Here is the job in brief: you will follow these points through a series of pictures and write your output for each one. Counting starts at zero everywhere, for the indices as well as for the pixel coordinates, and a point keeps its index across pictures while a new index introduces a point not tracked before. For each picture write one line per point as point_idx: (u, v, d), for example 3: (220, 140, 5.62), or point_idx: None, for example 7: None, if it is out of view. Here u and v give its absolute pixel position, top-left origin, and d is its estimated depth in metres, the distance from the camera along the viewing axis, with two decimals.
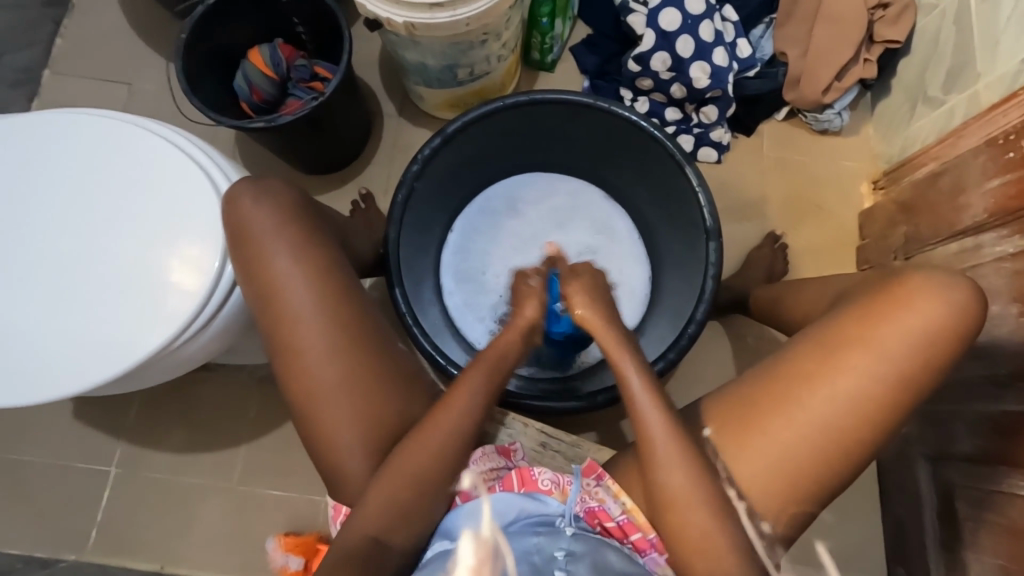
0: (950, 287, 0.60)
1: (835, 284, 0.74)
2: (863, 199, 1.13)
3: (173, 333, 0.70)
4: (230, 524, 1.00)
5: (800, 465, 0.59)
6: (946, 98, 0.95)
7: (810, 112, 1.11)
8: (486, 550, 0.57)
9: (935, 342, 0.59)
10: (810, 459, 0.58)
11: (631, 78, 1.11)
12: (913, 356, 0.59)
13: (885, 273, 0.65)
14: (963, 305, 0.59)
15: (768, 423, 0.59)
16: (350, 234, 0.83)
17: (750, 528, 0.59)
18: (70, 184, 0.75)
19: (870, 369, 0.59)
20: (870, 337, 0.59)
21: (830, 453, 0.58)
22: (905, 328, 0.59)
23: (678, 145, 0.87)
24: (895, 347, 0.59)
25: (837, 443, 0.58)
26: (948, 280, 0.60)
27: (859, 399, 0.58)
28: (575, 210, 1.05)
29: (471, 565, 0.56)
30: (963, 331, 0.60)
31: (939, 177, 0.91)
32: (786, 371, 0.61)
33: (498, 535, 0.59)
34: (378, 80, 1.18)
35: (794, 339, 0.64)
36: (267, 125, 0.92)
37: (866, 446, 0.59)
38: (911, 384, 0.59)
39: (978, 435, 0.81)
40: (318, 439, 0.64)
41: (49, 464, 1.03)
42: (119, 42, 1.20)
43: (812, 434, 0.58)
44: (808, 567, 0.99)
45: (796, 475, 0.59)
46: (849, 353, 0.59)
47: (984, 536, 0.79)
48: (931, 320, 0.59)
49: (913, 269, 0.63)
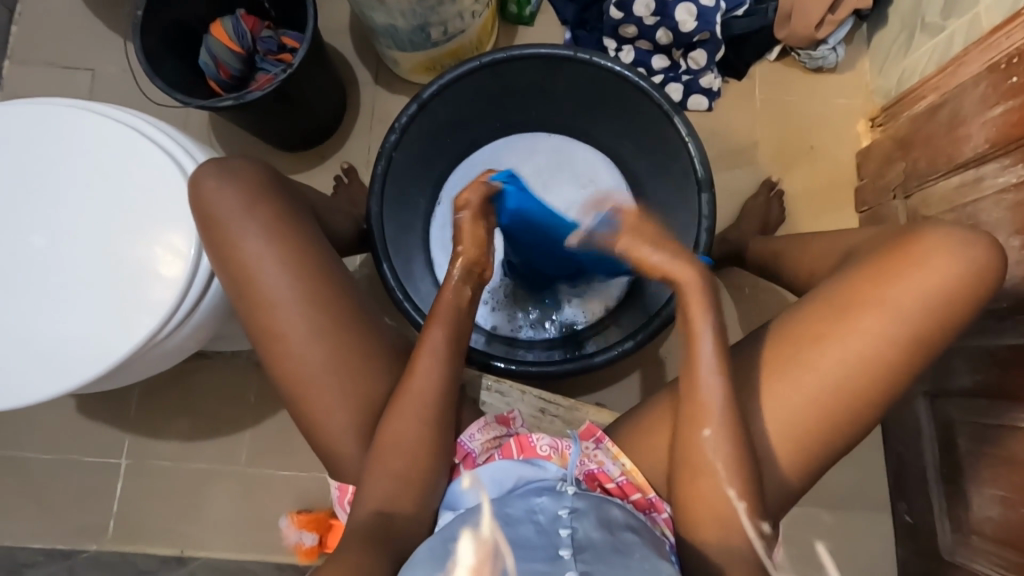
0: (970, 245, 0.58)
1: (846, 240, 0.71)
2: (860, 138, 1.09)
3: (156, 324, 0.69)
4: (241, 507, 1.02)
5: (809, 428, 0.58)
6: (945, 24, 0.90)
7: (803, 49, 1.06)
8: (486, 550, 0.52)
9: (951, 301, 0.57)
10: (818, 420, 0.58)
11: (614, 26, 1.06)
12: (928, 316, 0.57)
13: (898, 229, 0.64)
14: (980, 263, 0.58)
15: (774, 386, 0.59)
16: (329, 212, 0.80)
17: (750, 527, 0.57)
18: (35, 178, 0.73)
19: (884, 329, 0.57)
20: (883, 296, 0.58)
21: (839, 415, 0.58)
22: (918, 286, 0.57)
23: (665, 95, 0.83)
24: (909, 307, 0.57)
25: (843, 405, 0.58)
26: (967, 237, 0.58)
27: (869, 359, 0.57)
28: (560, 167, 0.99)
29: (471, 565, 0.51)
30: (980, 289, 0.58)
31: (937, 109, 0.88)
32: (792, 332, 0.60)
33: (498, 531, 0.54)
34: (350, 47, 1.13)
35: (804, 299, 0.62)
36: (236, 103, 0.88)
37: (875, 406, 0.58)
38: (924, 344, 0.58)
39: (978, 371, 0.80)
40: (312, 422, 0.63)
41: (59, 460, 1.05)
42: (76, 25, 1.14)
43: (820, 395, 0.58)
44: (809, 566, 0.98)
45: (805, 436, 0.58)
46: (862, 313, 0.58)
47: (985, 469, 0.80)
48: (947, 278, 0.57)
49: (924, 223, 0.61)
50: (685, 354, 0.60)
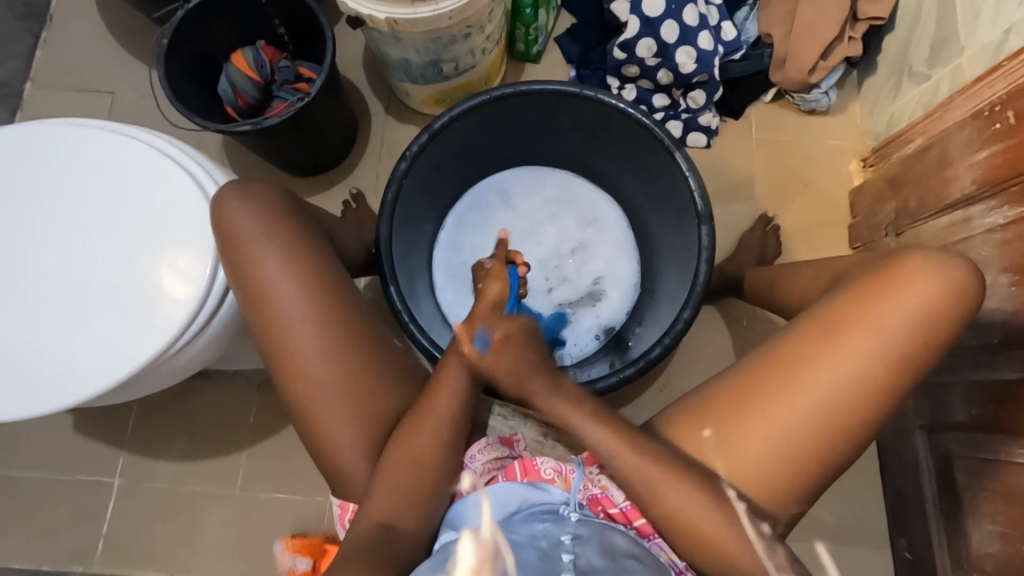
0: (948, 266, 0.60)
1: (833, 266, 0.74)
2: (852, 177, 1.13)
3: (167, 339, 0.70)
4: (235, 530, 1.01)
5: (805, 446, 0.59)
6: (931, 73, 0.95)
7: (797, 92, 1.11)
8: (486, 550, 0.56)
9: (934, 321, 0.59)
10: (813, 439, 0.59)
11: (617, 66, 1.11)
12: (912, 334, 0.59)
13: (881, 254, 0.66)
14: (959, 284, 0.60)
15: (769, 405, 0.60)
16: (339, 234, 0.82)
17: (750, 526, 0.59)
18: (57, 195, 0.75)
19: (871, 348, 0.59)
20: (870, 317, 0.60)
21: (833, 433, 0.59)
22: (903, 308, 0.59)
23: (667, 132, 0.86)
24: (893, 326, 0.59)
25: (836, 424, 0.59)
26: (946, 259, 0.61)
27: (858, 378, 0.59)
28: (567, 202, 1.05)
29: (471, 565, 0.55)
30: (961, 308, 0.60)
31: (926, 151, 0.92)
32: (785, 352, 0.61)
33: (499, 535, 0.58)
34: (363, 78, 1.18)
35: (794, 321, 0.64)
36: (253, 128, 0.91)
37: (867, 424, 0.59)
38: (911, 362, 0.59)
39: (973, 405, 0.82)
40: (318, 440, 0.64)
41: (52, 478, 1.03)
42: (100, 52, 1.19)
43: (813, 413, 0.59)
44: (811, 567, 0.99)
45: (802, 455, 0.59)
46: (849, 332, 0.60)
47: (983, 503, 0.80)
48: (929, 298, 0.59)
49: (908, 248, 0.64)
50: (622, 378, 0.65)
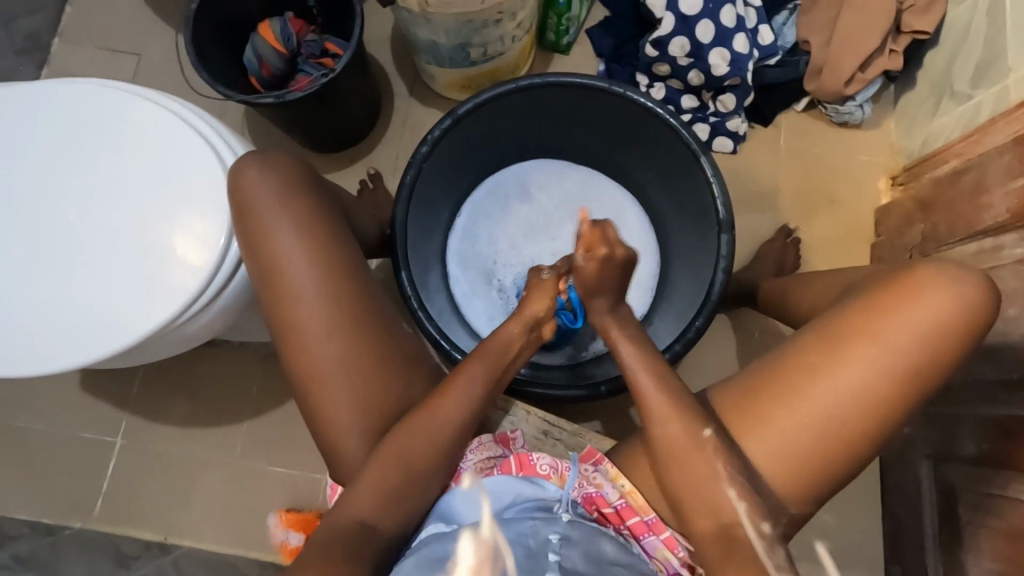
0: (962, 281, 0.58)
1: (846, 275, 0.73)
2: (880, 194, 1.10)
3: (178, 306, 0.70)
4: (231, 498, 1.02)
5: (803, 458, 0.58)
6: (973, 93, 0.92)
7: (830, 103, 1.08)
8: (486, 550, 0.55)
9: (945, 336, 0.58)
10: (813, 451, 0.58)
11: (648, 63, 1.09)
12: (920, 350, 0.57)
13: (895, 266, 0.64)
14: (973, 299, 0.58)
15: (769, 415, 0.59)
16: (355, 214, 0.82)
17: (757, 535, 0.57)
18: (77, 154, 0.75)
19: (877, 362, 0.57)
20: (879, 330, 0.58)
21: (832, 447, 0.58)
22: (913, 322, 0.58)
23: (694, 135, 0.84)
24: (902, 340, 0.57)
25: (838, 438, 0.58)
26: (961, 274, 0.59)
27: (862, 391, 0.57)
28: (586, 198, 1.03)
29: (471, 565, 0.54)
30: (973, 326, 0.58)
31: (960, 175, 0.89)
32: (790, 361, 0.60)
33: (498, 534, 0.56)
34: (390, 57, 1.16)
35: (800, 330, 0.63)
36: (276, 101, 0.90)
37: (869, 440, 0.58)
38: (918, 378, 0.58)
39: (984, 438, 0.80)
40: (319, 420, 0.63)
41: (56, 432, 1.05)
42: (129, 11, 1.18)
43: (813, 425, 0.58)
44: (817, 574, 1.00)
45: (798, 467, 0.58)
46: (856, 345, 0.58)
47: (984, 538, 0.79)
48: (940, 312, 0.57)
49: (919, 262, 0.61)
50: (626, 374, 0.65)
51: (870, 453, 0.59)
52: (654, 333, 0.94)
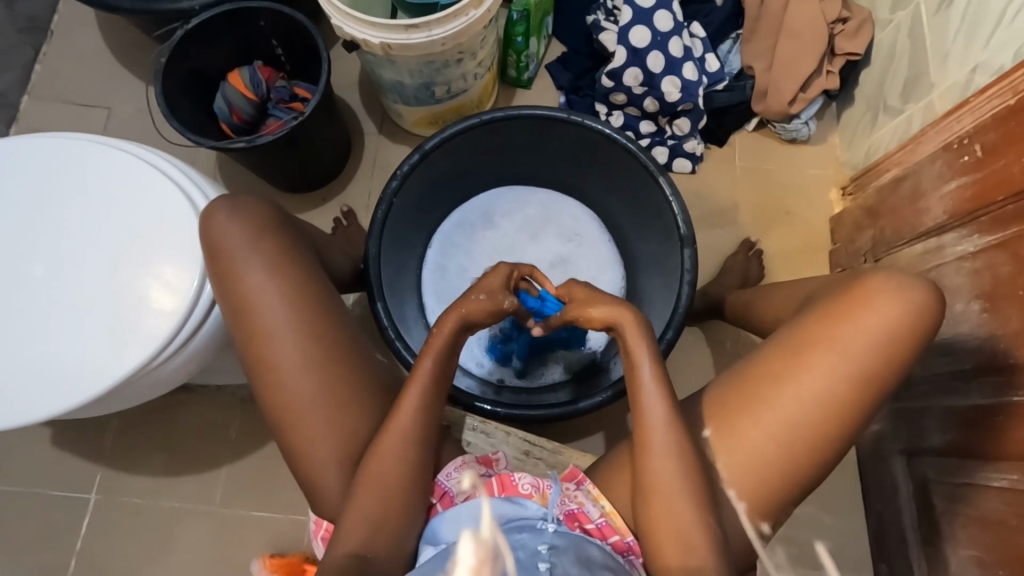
0: (907, 286, 0.62)
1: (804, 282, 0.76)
2: (833, 205, 1.16)
3: (152, 350, 0.70)
4: (211, 547, 0.99)
5: (774, 466, 0.60)
6: (905, 106, 0.99)
7: (778, 122, 1.15)
8: (486, 550, 0.55)
9: (897, 340, 0.61)
10: (782, 458, 0.60)
11: (605, 93, 1.14)
12: (876, 354, 0.60)
13: (847, 274, 0.68)
14: (921, 303, 0.61)
15: (738, 424, 0.61)
16: (329, 249, 0.84)
17: (750, 527, 0.61)
18: (47, 206, 0.75)
19: (835, 368, 0.60)
20: (835, 337, 0.61)
21: (800, 452, 0.60)
22: (866, 327, 0.61)
23: (651, 158, 0.89)
24: (858, 346, 0.60)
25: (803, 442, 0.60)
26: (907, 279, 0.62)
27: (824, 397, 0.60)
28: (548, 220, 1.07)
29: (471, 565, 0.54)
30: (922, 328, 0.62)
31: (901, 181, 0.95)
32: (755, 370, 0.63)
33: (499, 534, 0.56)
34: (358, 99, 1.20)
35: (764, 341, 0.66)
36: (246, 145, 0.93)
37: (835, 443, 0.61)
38: (875, 381, 0.61)
39: (949, 430, 0.83)
40: (298, 455, 0.64)
41: (25, 492, 1.01)
42: (99, 67, 1.21)
43: (779, 432, 0.60)
44: (808, 566, 1.00)
45: (767, 474, 0.60)
46: (815, 352, 0.61)
47: (960, 529, 0.81)
48: (891, 318, 0.61)
49: (874, 268, 0.65)
50: (630, 385, 0.64)
51: (840, 453, 0.62)
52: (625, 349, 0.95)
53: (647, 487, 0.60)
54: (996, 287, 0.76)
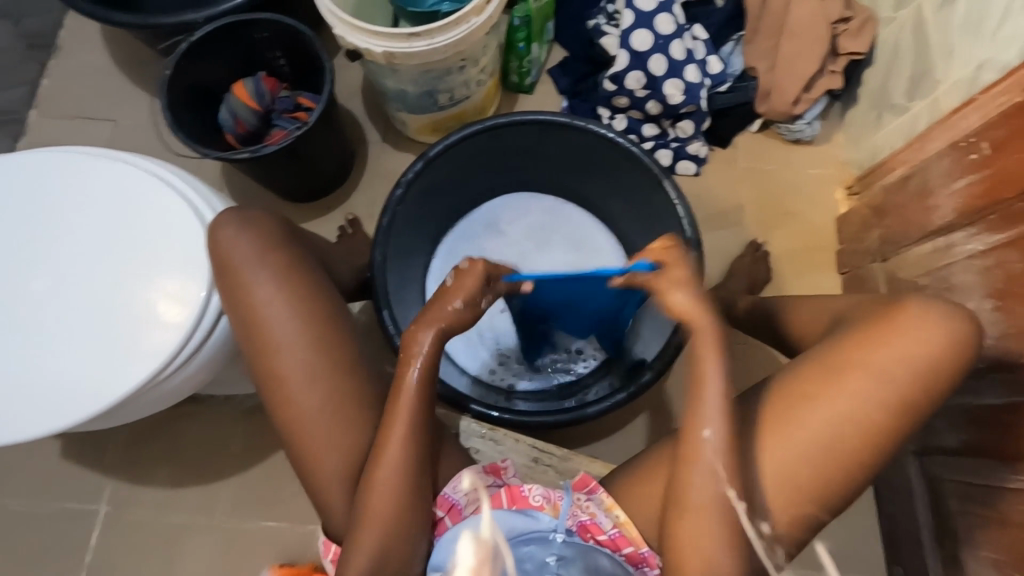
0: (949, 316, 0.61)
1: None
2: (839, 205, 1.15)
3: (160, 363, 0.70)
4: (221, 559, 0.99)
5: (798, 485, 0.60)
6: (910, 105, 0.98)
7: (781, 123, 1.15)
8: (486, 551, 0.57)
9: (935, 370, 0.60)
10: (807, 477, 0.60)
11: (607, 97, 1.15)
12: (913, 383, 0.60)
13: (884, 297, 0.67)
14: (961, 332, 0.61)
15: (765, 442, 0.61)
16: (333, 259, 0.84)
17: (751, 528, 0.60)
18: (55, 219, 0.76)
19: (871, 393, 0.59)
20: (874, 362, 0.60)
21: (827, 474, 0.60)
22: (906, 355, 0.60)
23: (655, 161, 0.89)
24: (895, 373, 0.60)
25: (831, 464, 0.60)
26: (948, 308, 0.62)
27: (856, 422, 0.59)
28: (554, 229, 1.07)
29: (471, 566, 0.57)
30: (961, 359, 0.61)
31: (908, 180, 0.94)
32: (786, 389, 0.63)
33: (497, 534, 0.59)
34: (361, 107, 1.21)
35: (796, 359, 0.65)
36: (252, 156, 0.93)
37: (862, 467, 0.60)
38: (909, 411, 0.60)
39: (963, 430, 0.82)
40: (306, 465, 0.64)
41: (34, 504, 1.01)
42: (104, 81, 1.22)
43: (807, 453, 0.60)
44: (808, 566, 0.99)
45: (790, 493, 0.60)
46: (850, 375, 0.60)
47: (978, 531, 0.80)
48: (932, 346, 0.60)
49: None
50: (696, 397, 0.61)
51: (865, 479, 0.61)
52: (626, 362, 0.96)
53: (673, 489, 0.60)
54: (1007, 285, 0.75)
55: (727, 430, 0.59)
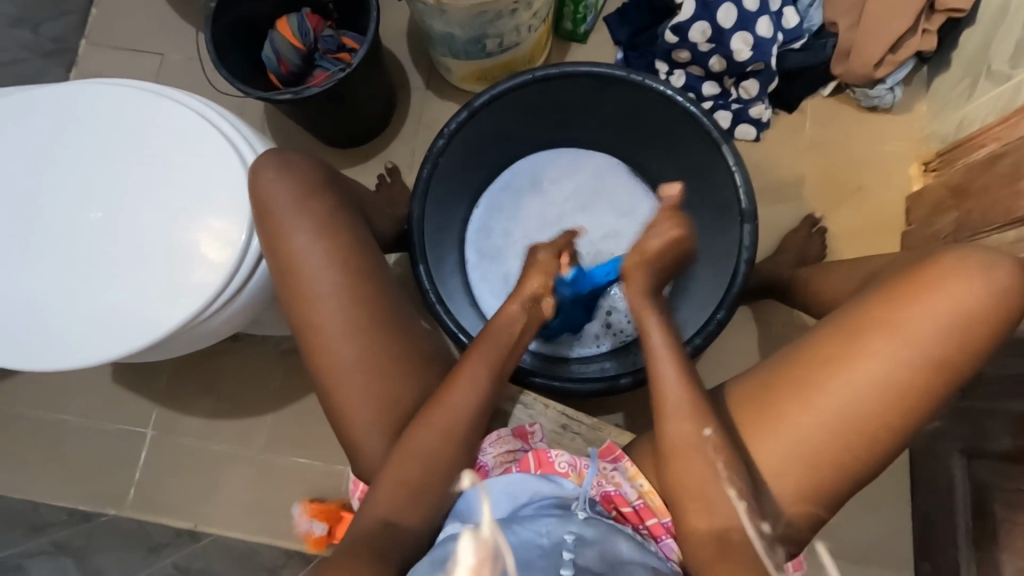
0: (988, 267, 0.56)
1: (873, 265, 0.70)
2: (911, 181, 1.06)
3: (201, 302, 0.71)
4: (256, 488, 1.04)
5: (820, 453, 0.56)
6: (1012, 73, 0.87)
7: (859, 87, 1.04)
8: (486, 550, 0.54)
9: (970, 325, 0.55)
10: (829, 445, 0.56)
11: (667, 50, 1.06)
12: (944, 341, 0.55)
13: (918, 254, 0.62)
14: (1001, 286, 0.56)
15: (786, 409, 0.57)
16: (372, 209, 0.82)
17: (763, 528, 0.57)
18: (103, 153, 0.76)
19: (898, 353, 0.55)
20: (901, 319, 0.56)
21: (852, 446, 0.56)
22: (937, 311, 0.55)
23: (715, 123, 0.83)
24: (926, 330, 0.55)
25: (857, 433, 0.56)
26: (986, 259, 0.56)
27: (883, 385, 0.55)
28: (601, 191, 1.02)
29: (471, 565, 0.53)
30: (1001, 316, 0.56)
31: (998, 160, 0.85)
32: (809, 353, 0.59)
33: (499, 535, 0.56)
34: (406, 51, 1.16)
35: (819, 322, 0.61)
36: (294, 97, 0.91)
37: (891, 436, 0.56)
38: (943, 371, 0.56)
39: (1022, 434, 0.77)
40: (337, 415, 0.64)
41: (89, 423, 1.08)
42: (151, 13, 1.20)
43: (831, 421, 0.56)
44: (814, 568, 0.98)
45: (814, 464, 0.56)
46: (875, 335, 0.56)
47: (1020, 537, 0.76)
48: (966, 301, 0.55)
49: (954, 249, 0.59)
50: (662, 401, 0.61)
51: (893, 452, 0.58)
52: None
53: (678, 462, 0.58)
54: None
55: (750, 417, 0.59)
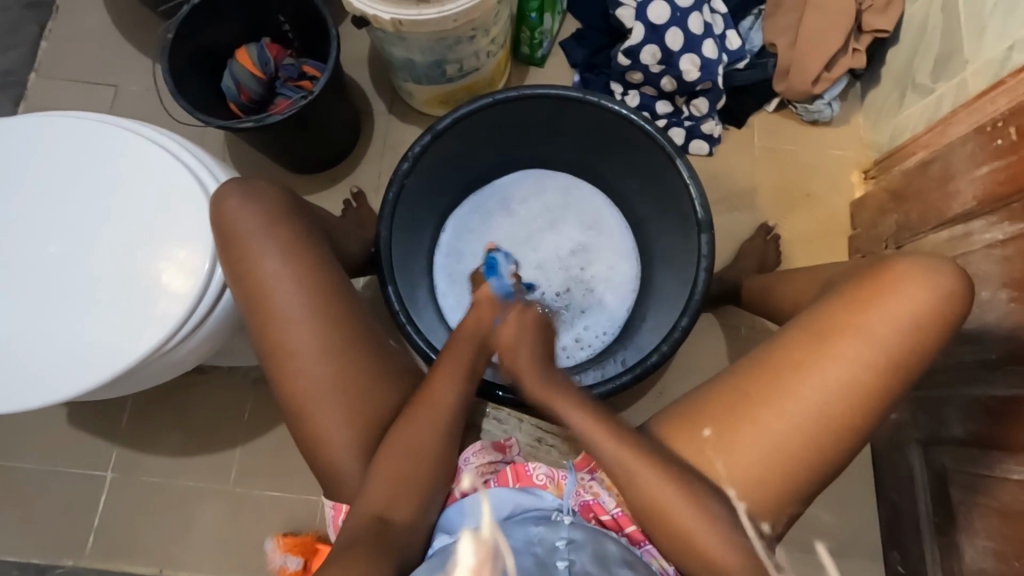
0: (935, 272, 0.60)
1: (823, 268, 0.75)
2: (854, 188, 1.13)
3: (166, 333, 0.70)
4: (227, 525, 1.00)
5: (792, 454, 0.59)
6: (935, 86, 0.95)
7: (800, 102, 1.11)
8: (486, 550, 0.56)
9: (921, 325, 0.59)
10: (803, 445, 0.59)
11: (621, 72, 1.11)
12: (899, 342, 0.59)
13: (871, 261, 0.66)
14: (948, 291, 0.60)
15: (759, 412, 0.60)
16: (339, 233, 0.82)
17: (750, 527, 0.59)
18: (56, 186, 0.75)
19: (859, 356, 0.59)
20: (861, 324, 0.59)
21: (822, 444, 0.59)
22: (892, 315, 0.59)
23: (668, 139, 0.86)
24: (882, 334, 0.59)
25: (825, 432, 0.59)
26: (933, 265, 0.61)
27: (846, 386, 0.59)
28: (567, 207, 1.05)
29: (471, 566, 0.55)
30: (950, 318, 0.60)
31: (928, 165, 0.92)
32: (777, 358, 0.61)
33: (498, 535, 0.57)
34: (367, 77, 1.18)
35: (785, 328, 0.64)
36: (255, 125, 0.91)
37: (856, 433, 0.59)
38: (900, 370, 0.59)
39: (970, 420, 0.81)
40: (311, 442, 0.63)
41: (43, 469, 1.03)
42: (104, 45, 1.19)
43: (801, 423, 0.59)
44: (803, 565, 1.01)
45: (788, 464, 0.59)
46: (836, 338, 0.60)
47: (977, 520, 0.80)
48: (918, 305, 0.59)
49: (901, 256, 0.64)
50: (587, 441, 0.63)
51: (860, 446, 0.60)
52: (629, 350, 0.95)
53: (654, 466, 0.60)
54: None
55: (721, 419, 0.61)
